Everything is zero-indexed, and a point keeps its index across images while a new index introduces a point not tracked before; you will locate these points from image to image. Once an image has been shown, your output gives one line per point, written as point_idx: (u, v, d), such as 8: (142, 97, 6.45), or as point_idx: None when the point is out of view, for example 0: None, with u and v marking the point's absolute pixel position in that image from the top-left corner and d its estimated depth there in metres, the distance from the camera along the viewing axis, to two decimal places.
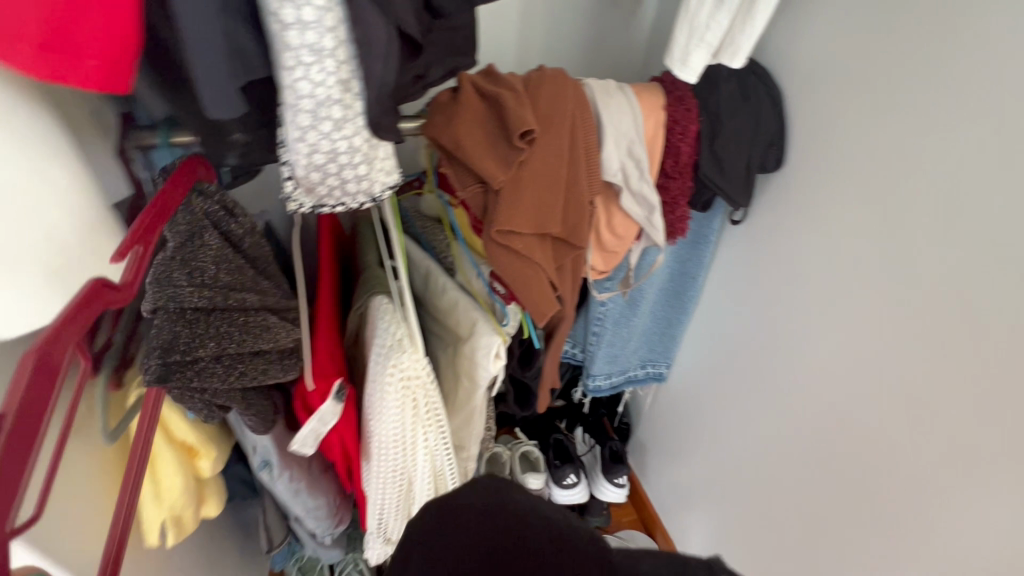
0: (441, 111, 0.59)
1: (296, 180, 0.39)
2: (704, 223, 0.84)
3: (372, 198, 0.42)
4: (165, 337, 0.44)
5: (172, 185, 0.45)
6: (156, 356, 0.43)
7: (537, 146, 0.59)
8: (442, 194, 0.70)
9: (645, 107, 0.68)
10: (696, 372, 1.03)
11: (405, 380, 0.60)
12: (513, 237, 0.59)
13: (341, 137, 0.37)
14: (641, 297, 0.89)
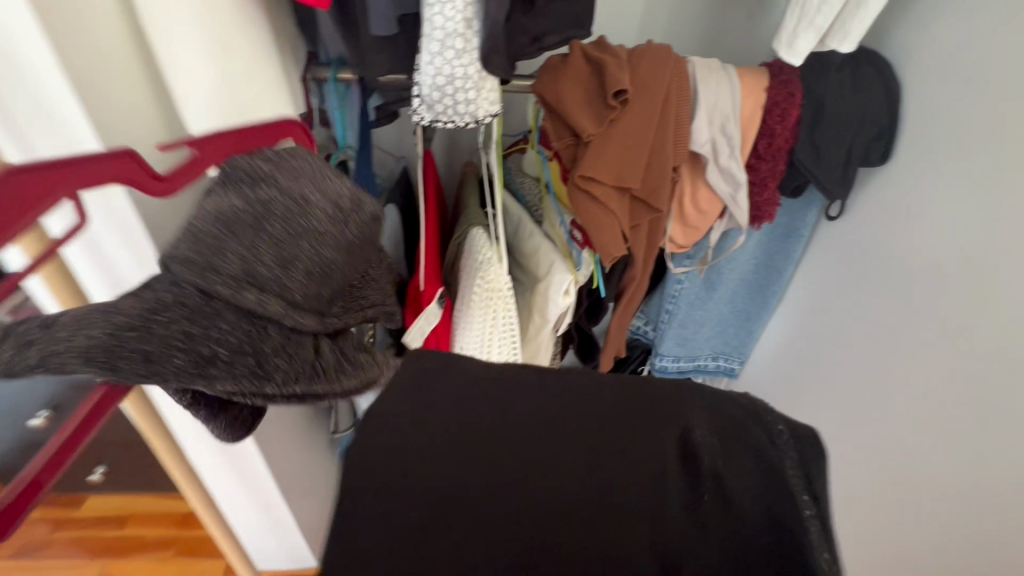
0: (550, 71, 0.67)
1: (422, 98, 0.51)
2: (797, 214, 0.84)
3: (476, 121, 0.52)
4: (157, 300, 0.28)
5: (263, 130, 0.43)
6: (124, 323, 0.26)
7: (630, 108, 0.65)
8: (540, 150, 0.78)
9: (746, 87, 0.70)
10: (770, 371, 1.02)
11: (489, 291, 0.69)
12: (593, 185, 0.66)
13: (459, 64, 0.48)
14: (720, 280, 0.91)
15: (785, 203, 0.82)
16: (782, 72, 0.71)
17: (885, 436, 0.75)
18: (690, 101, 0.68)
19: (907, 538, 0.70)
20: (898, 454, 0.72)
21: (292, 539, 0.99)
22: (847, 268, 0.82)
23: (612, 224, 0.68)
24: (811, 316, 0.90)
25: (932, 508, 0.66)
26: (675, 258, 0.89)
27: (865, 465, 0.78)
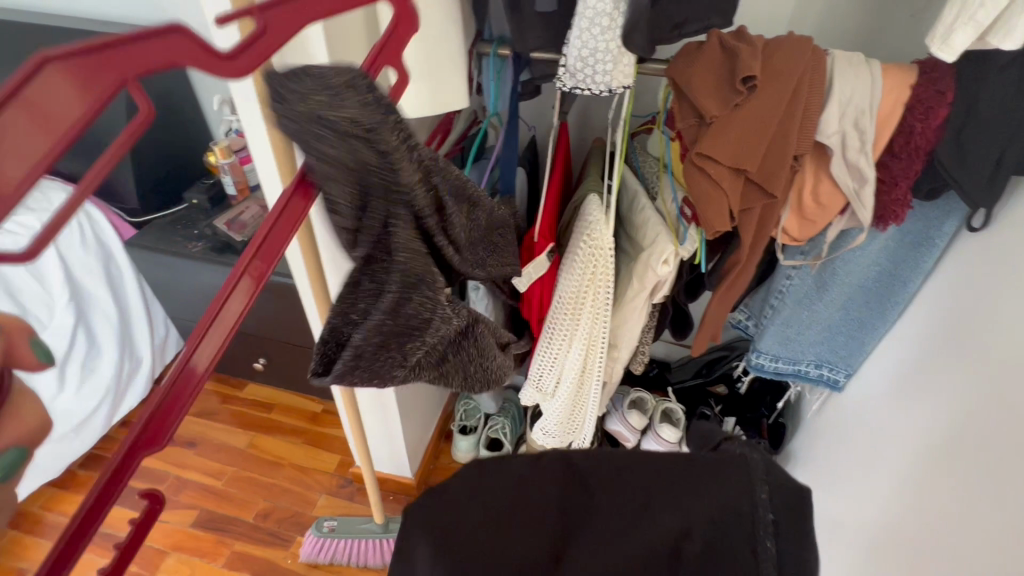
0: (686, 55, 0.73)
1: (567, 68, 0.60)
2: (933, 221, 0.80)
3: (610, 90, 0.60)
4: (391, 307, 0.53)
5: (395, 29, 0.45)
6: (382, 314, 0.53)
7: (758, 93, 0.69)
8: (665, 131, 0.84)
9: (889, 83, 0.70)
10: (878, 387, 0.97)
11: (594, 247, 0.78)
12: (708, 163, 0.71)
13: (603, 39, 0.56)
14: (834, 281, 0.89)
15: (918, 207, 0.79)
16: (934, 69, 0.69)
17: None
18: (823, 93, 0.70)
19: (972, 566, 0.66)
20: (984, 483, 0.68)
21: (397, 446, 1.16)
22: (980, 285, 0.77)
23: (721, 203, 0.73)
24: (934, 333, 0.85)
25: (1005, 538, 0.62)
26: (787, 252, 0.90)
27: (948, 491, 0.74)
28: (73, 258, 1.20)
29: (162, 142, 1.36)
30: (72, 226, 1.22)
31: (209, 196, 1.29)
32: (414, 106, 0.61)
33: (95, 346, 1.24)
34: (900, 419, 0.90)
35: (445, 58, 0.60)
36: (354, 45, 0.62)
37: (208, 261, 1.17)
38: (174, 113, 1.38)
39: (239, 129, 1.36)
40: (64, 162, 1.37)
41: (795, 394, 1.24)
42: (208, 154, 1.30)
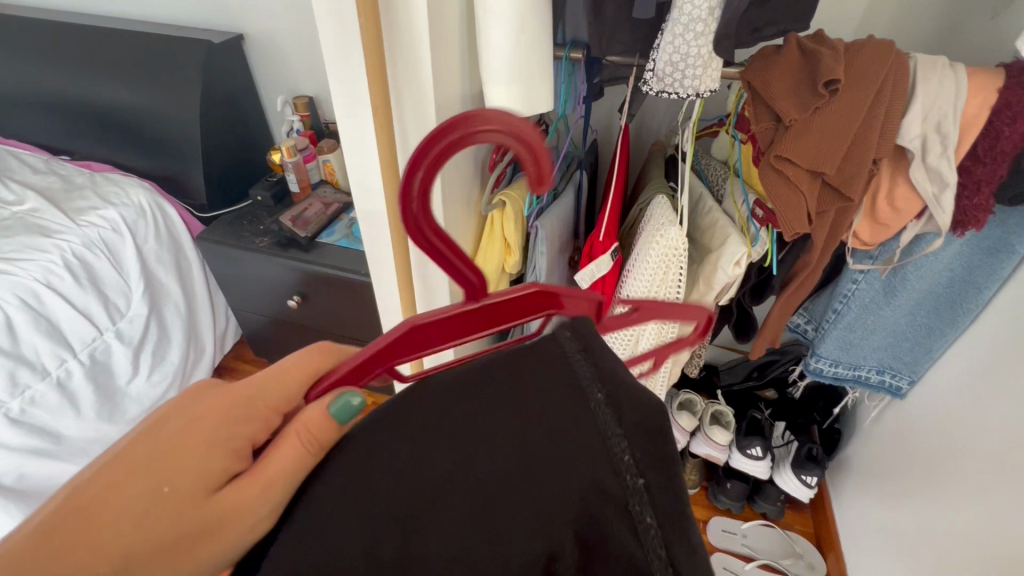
0: (762, 58, 0.73)
1: (655, 73, 0.62)
2: (1012, 228, 0.79)
3: (697, 93, 0.62)
4: None
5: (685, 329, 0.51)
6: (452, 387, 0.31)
7: (839, 96, 0.69)
8: (735, 133, 0.85)
9: (974, 87, 0.69)
10: (943, 395, 0.95)
11: (666, 249, 0.78)
12: (786, 165, 0.72)
13: (696, 44, 0.58)
14: (902, 286, 0.88)
15: (998, 212, 0.78)
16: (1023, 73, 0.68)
17: None
18: (905, 97, 0.69)
19: None
20: None
21: None
22: None
23: (799, 204, 0.73)
24: (1008, 339, 0.83)
25: None
26: (855, 256, 0.90)
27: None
28: (148, 251, 1.28)
29: (229, 142, 1.42)
30: (147, 221, 1.28)
31: (272, 193, 1.34)
32: (504, 108, 0.65)
33: (164, 334, 1.31)
34: (967, 428, 0.88)
35: (533, 62, 0.62)
36: (449, 49, 0.65)
37: (273, 256, 1.21)
38: (239, 113, 1.43)
39: (300, 129, 1.41)
40: (139, 160, 1.45)
41: (851, 400, 1.23)
42: (273, 152, 1.35)
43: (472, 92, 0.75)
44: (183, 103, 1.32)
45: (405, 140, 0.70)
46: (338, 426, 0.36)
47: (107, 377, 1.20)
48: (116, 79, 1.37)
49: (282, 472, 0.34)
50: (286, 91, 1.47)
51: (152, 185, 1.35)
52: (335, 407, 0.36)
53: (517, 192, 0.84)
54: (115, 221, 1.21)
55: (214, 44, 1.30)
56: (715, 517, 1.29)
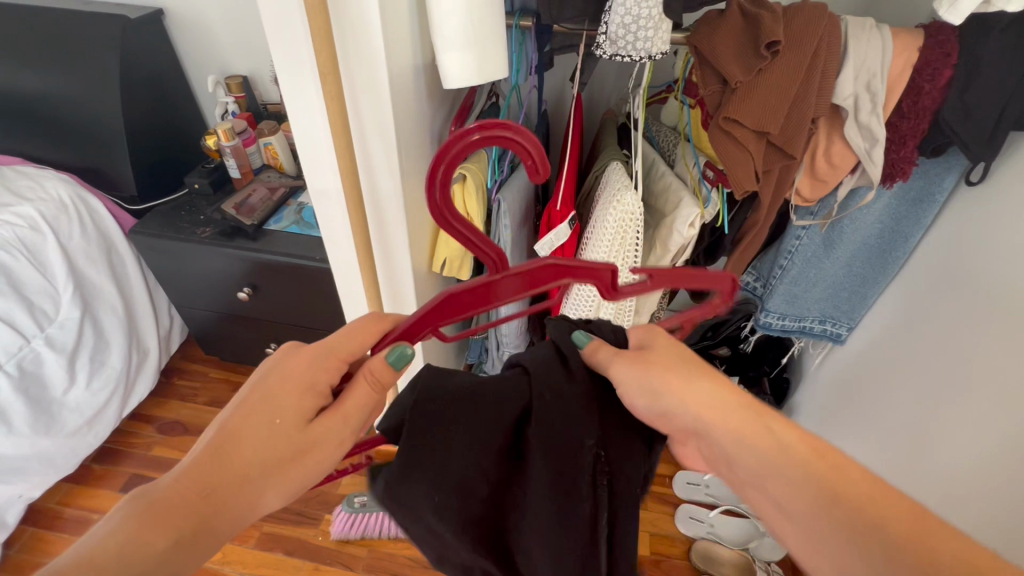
0: (707, 23, 0.74)
1: (608, 37, 0.62)
2: (933, 178, 0.86)
3: (650, 56, 0.63)
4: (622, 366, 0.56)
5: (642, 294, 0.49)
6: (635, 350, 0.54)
7: (779, 59, 0.72)
8: (684, 99, 0.87)
9: (898, 46, 0.73)
10: (878, 338, 1.04)
11: (623, 213, 0.79)
12: (734, 126, 0.75)
13: (646, 6, 0.59)
14: (839, 239, 0.95)
15: (921, 165, 0.85)
16: (940, 32, 0.73)
17: (994, 397, 0.77)
18: (839, 58, 0.73)
19: (997, 491, 0.74)
20: (999, 417, 0.75)
21: None
22: (975, 233, 0.84)
23: (747, 164, 0.77)
24: (933, 281, 0.91)
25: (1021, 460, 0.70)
26: (797, 212, 0.95)
27: (962, 425, 0.82)
28: (75, 249, 1.18)
29: (157, 127, 1.32)
30: (69, 216, 1.18)
31: (211, 180, 1.27)
32: (458, 79, 0.64)
33: (102, 338, 1.22)
34: (902, 365, 0.96)
35: (485, 28, 0.61)
36: (398, 17, 0.63)
37: (216, 245, 1.15)
38: (165, 96, 1.33)
39: (235, 111, 1.32)
40: (52, 152, 1.32)
41: (798, 350, 1.31)
42: (208, 137, 1.26)
43: (423, 61, 0.72)
44: (100, 87, 1.21)
45: (358, 115, 0.67)
46: (396, 371, 0.47)
47: (40, 389, 1.11)
48: (16, 61, 1.24)
49: (359, 407, 0.48)
50: (217, 71, 1.38)
51: (70, 176, 1.25)
52: (391, 356, 0.46)
53: (478, 165, 0.83)
54: (33, 218, 1.11)
55: (131, 19, 1.19)
56: (679, 471, 1.36)
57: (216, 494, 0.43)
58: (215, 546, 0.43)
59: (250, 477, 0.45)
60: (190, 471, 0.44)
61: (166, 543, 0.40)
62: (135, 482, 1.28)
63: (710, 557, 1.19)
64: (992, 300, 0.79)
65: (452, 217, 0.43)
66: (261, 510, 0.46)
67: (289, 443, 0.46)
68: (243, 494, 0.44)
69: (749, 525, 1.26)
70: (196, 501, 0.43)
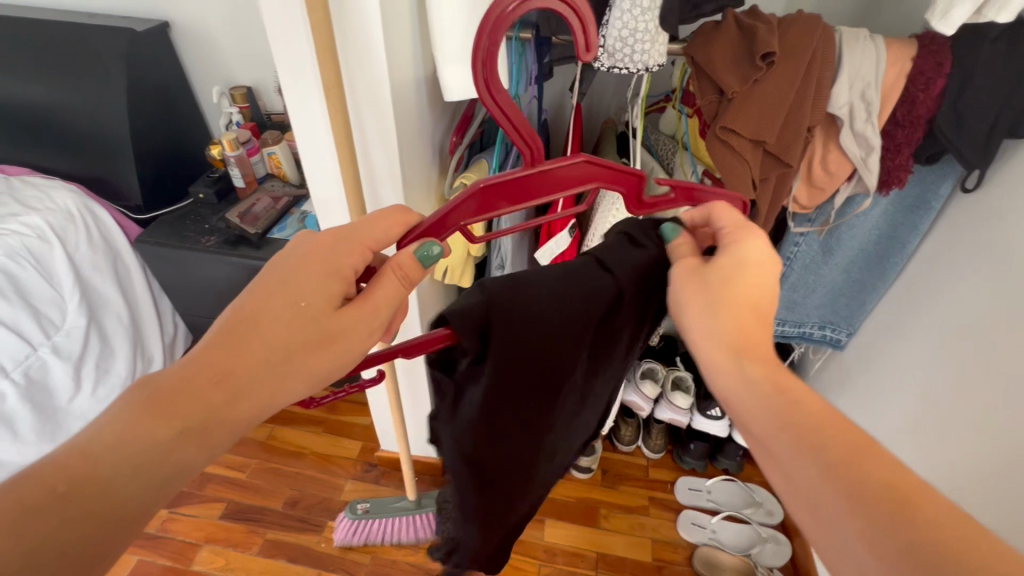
0: (704, 34, 0.75)
1: (605, 50, 0.64)
2: (929, 185, 0.87)
3: (647, 67, 0.64)
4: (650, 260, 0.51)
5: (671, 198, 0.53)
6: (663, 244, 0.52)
7: (774, 69, 0.73)
8: (681, 108, 0.88)
9: (893, 56, 0.75)
10: (877, 343, 1.05)
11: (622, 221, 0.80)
12: (730, 135, 0.76)
13: (643, 19, 0.60)
14: (837, 246, 0.96)
15: (917, 172, 0.86)
16: (933, 42, 0.74)
17: (990, 403, 0.77)
18: (834, 67, 0.74)
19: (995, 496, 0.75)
20: (996, 422, 0.76)
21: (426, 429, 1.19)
22: (971, 240, 0.85)
23: (743, 172, 0.78)
24: (930, 287, 0.92)
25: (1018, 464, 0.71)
26: (795, 219, 0.96)
27: (960, 430, 0.82)
28: (81, 257, 1.19)
29: (162, 137, 1.34)
30: (77, 226, 1.20)
31: (216, 190, 1.28)
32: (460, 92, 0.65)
33: (108, 345, 1.24)
34: (901, 370, 0.97)
35: None
36: (399, 32, 0.64)
37: (221, 254, 1.16)
38: (170, 107, 1.35)
39: (240, 121, 1.34)
40: (59, 162, 1.34)
41: (798, 356, 1.32)
42: (213, 147, 1.29)
43: (424, 73, 0.74)
44: (106, 98, 1.23)
45: (362, 127, 0.69)
46: (424, 268, 0.49)
47: (46, 396, 1.12)
48: (26, 73, 1.26)
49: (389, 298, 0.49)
50: (222, 82, 1.40)
51: (77, 186, 1.27)
52: (419, 252, 0.48)
53: (479, 174, 0.84)
54: (39, 227, 1.13)
55: (138, 33, 1.22)
56: (681, 477, 1.36)
57: (231, 380, 0.45)
58: (226, 437, 0.45)
59: (270, 361, 0.46)
60: (207, 357, 0.45)
61: (169, 433, 0.42)
62: None
63: (712, 563, 1.19)
64: (987, 306, 0.80)
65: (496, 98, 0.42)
66: (281, 401, 0.47)
67: (308, 330, 0.47)
68: (255, 384, 0.45)
69: (750, 531, 1.26)
70: (207, 385, 0.44)
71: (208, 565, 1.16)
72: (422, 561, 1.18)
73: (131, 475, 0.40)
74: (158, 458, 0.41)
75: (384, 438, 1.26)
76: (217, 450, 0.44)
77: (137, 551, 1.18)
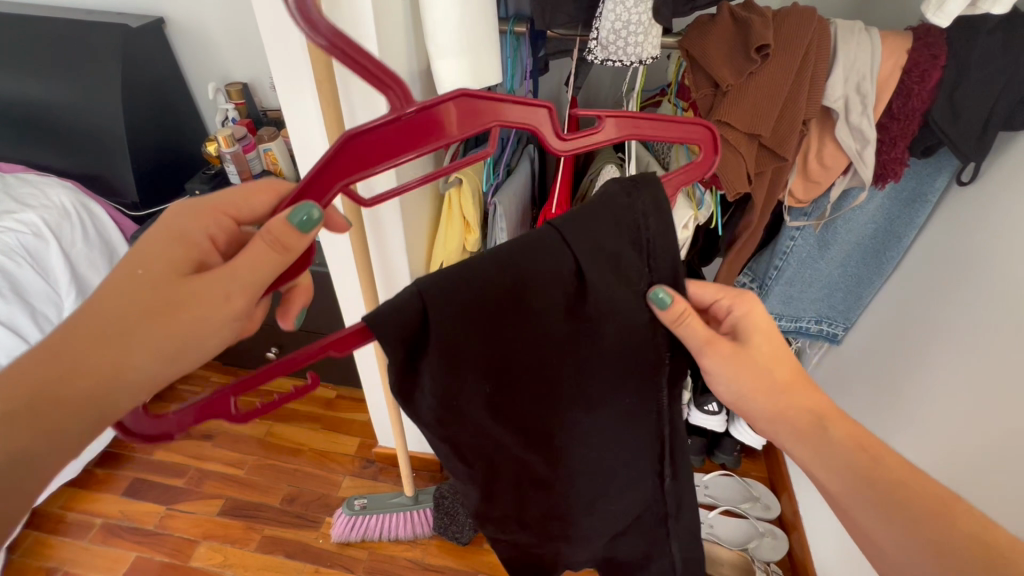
0: (699, 27, 0.75)
1: (598, 43, 0.64)
2: (924, 179, 0.87)
3: (640, 60, 0.64)
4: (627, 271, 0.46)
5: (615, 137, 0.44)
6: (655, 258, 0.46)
7: (769, 62, 0.73)
8: (677, 102, 0.88)
9: (888, 48, 0.74)
10: (873, 337, 1.05)
11: None
12: (725, 129, 0.76)
13: (636, 12, 0.60)
14: (833, 241, 0.96)
15: (912, 165, 0.85)
16: (929, 34, 0.74)
17: (986, 397, 0.77)
18: (829, 59, 0.74)
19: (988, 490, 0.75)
20: (991, 415, 0.76)
21: None
22: (967, 233, 0.84)
23: (738, 165, 0.78)
24: (926, 282, 0.92)
25: (1011, 457, 0.71)
26: (791, 213, 0.96)
27: (954, 424, 0.82)
28: (77, 254, 1.19)
29: (159, 133, 1.34)
30: (72, 222, 1.20)
31: (212, 186, 1.28)
32: (454, 85, 0.65)
33: None
34: (898, 363, 0.97)
35: (477, 34, 0.62)
36: (391, 26, 0.64)
37: None
38: (166, 103, 1.35)
39: (236, 117, 1.33)
40: (55, 159, 1.34)
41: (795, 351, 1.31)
42: (209, 143, 1.29)
43: (418, 67, 0.74)
44: (102, 94, 1.22)
45: (355, 120, 0.68)
46: (302, 234, 0.40)
47: None
48: (21, 71, 1.26)
49: (250, 267, 0.42)
50: (217, 78, 1.39)
51: (73, 183, 1.26)
52: (293, 217, 0.39)
53: (474, 168, 0.84)
54: (36, 224, 1.12)
55: (132, 29, 1.21)
56: None
57: (73, 357, 0.41)
58: (84, 421, 0.41)
59: (109, 335, 0.41)
60: (51, 341, 0.42)
61: (9, 409, 0.40)
62: (137, 485, 1.29)
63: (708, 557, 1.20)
64: (984, 299, 0.80)
65: (367, 59, 0.36)
66: (132, 379, 0.42)
67: (152, 297, 0.42)
68: (94, 359, 0.41)
69: (747, 525, 1.26)
70: (48, 365, 0.41)
71: (206, 561, 1.17)
72: (421, 556, 1.18)
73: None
74: (8, 438, 0.39)
75: (381, 434, 1.26)
76: (74, 429, 0.41)
77: (136, 548, 1.19)
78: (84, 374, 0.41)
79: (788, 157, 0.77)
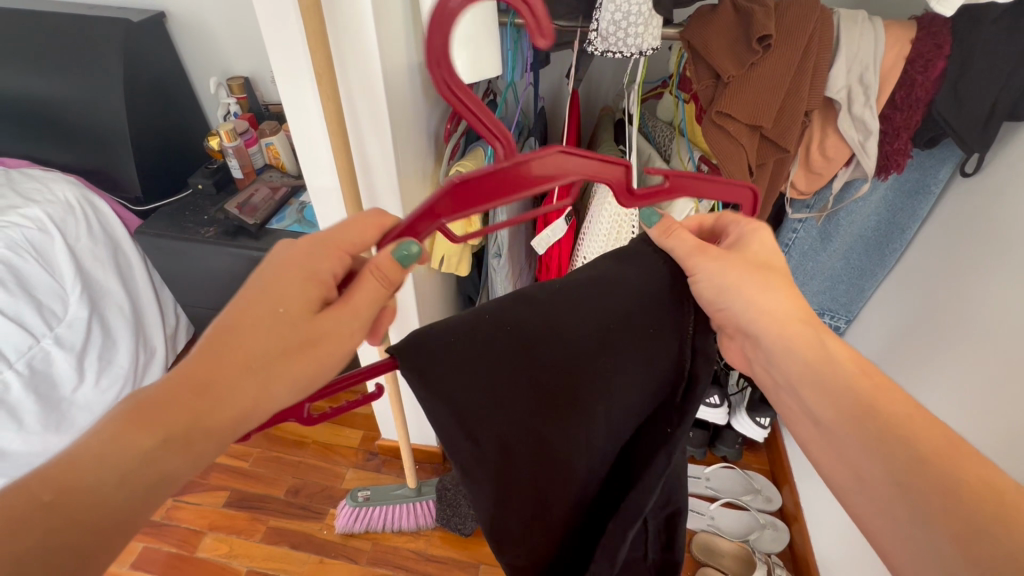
0: (700, 18, 0.74)
1: (598, 35, 0.63)
2: (928, 170, 0.86)
3: (640, 52, 0.63)
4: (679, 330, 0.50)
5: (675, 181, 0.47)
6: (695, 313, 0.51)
7: (770, 52, 0.72)
8: (678, 94, 0.88)
9: (891, 38, 0.74)
10: (875, 330, 1.04)
11: (618, 209, 0.80)
12: (727, 121, 0.76)
13: (636, 3, 0.60)
14: (836, 233, 0.95)
15: (916, 156, 0.85)
16: (932, 24, 0.73)
17: (988, 389, 0.77)
18: (831, 50, 0.73)
19: None
20: (994, 407, 0.76)
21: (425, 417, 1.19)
22: (971, 225, 0.84)
23: (740, 157, 0.78)
24: (929, 274, 0.92)
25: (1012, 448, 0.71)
26: (793, 206, 0.96)
27: (957, 415, 0.82)
28: (81, 249, 1.20)
29: (161, 128, 1.34)
30: (77, 217, 1.20)
31: (214, 181, 1.29)
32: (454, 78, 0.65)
33: (110, 338, 1.25)
34: (901, 356, 0.97)
35: (476, 27, 0.62)
36: (390, 19, 0.64)
37: (221, 245, 1.16)
38: (168, 98, 1.35)
39: (238, 112, 1.33)
40: (59, 155, 1.34)
41: None
42: (211, 138, 1.29)
43: (417, 60, 0.74)
44: (104, 89, 1.23)
45: (355, 114, 0.69)
46: (402, 267, 0.45)
47: (50, 387, 1.14)
48: (24, 67, 1.26)
49: (366, 301, 0.45)
50: (218, 73, 1.39)
51: (77, 179, 1.27)
52: (396, 253, 0.43)
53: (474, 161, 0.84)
54: (40, 219, 1.13)
55: (133, 23, 1.21)
56: None
57: (210, 389, 0.41)
58: (214, 446, 0.41)
59: (249, 369, 0.42)
60: (182, 370, 0.41)
61: (153, 441, 0.39)
62: None
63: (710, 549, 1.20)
64: (987, 291, 0.79)
65: (469, 99, 0.40)
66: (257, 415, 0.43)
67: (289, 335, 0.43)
68: (233, 390, 0.41)
69: (749, 517, 1.27)
70: (187, 396, 0.40)
71: (212, 552, 1.18)
72: (424, 548, 1.19)
73: (115, 489, 0.37)
74: (142, 470, 0.38)
75: (384, 427, 1.27)
76: (201, 459, 0.41)
77: (143, 539, 1.20)
78: (216, 407, 0.41)
79: (790, 149, 0.77)
